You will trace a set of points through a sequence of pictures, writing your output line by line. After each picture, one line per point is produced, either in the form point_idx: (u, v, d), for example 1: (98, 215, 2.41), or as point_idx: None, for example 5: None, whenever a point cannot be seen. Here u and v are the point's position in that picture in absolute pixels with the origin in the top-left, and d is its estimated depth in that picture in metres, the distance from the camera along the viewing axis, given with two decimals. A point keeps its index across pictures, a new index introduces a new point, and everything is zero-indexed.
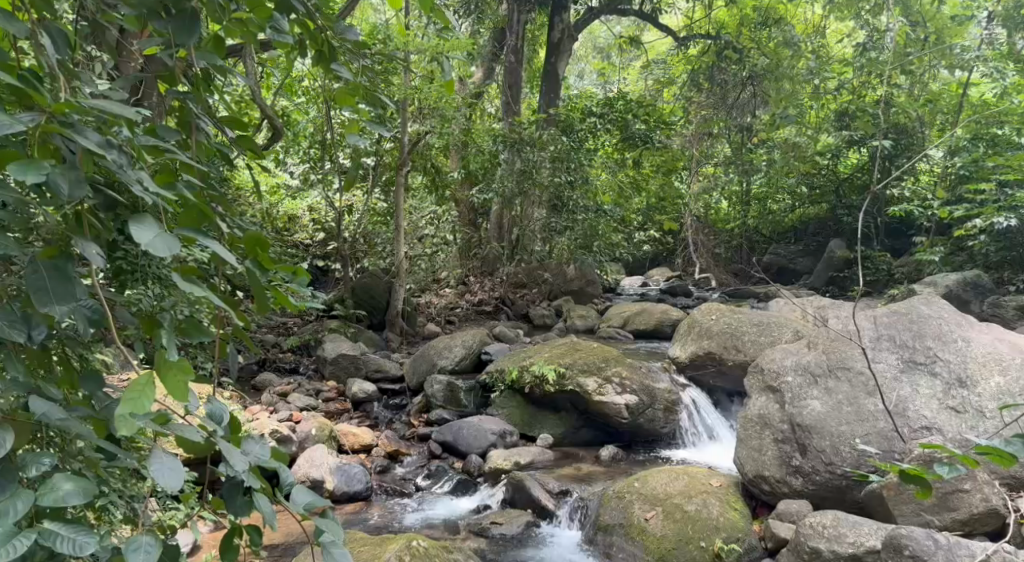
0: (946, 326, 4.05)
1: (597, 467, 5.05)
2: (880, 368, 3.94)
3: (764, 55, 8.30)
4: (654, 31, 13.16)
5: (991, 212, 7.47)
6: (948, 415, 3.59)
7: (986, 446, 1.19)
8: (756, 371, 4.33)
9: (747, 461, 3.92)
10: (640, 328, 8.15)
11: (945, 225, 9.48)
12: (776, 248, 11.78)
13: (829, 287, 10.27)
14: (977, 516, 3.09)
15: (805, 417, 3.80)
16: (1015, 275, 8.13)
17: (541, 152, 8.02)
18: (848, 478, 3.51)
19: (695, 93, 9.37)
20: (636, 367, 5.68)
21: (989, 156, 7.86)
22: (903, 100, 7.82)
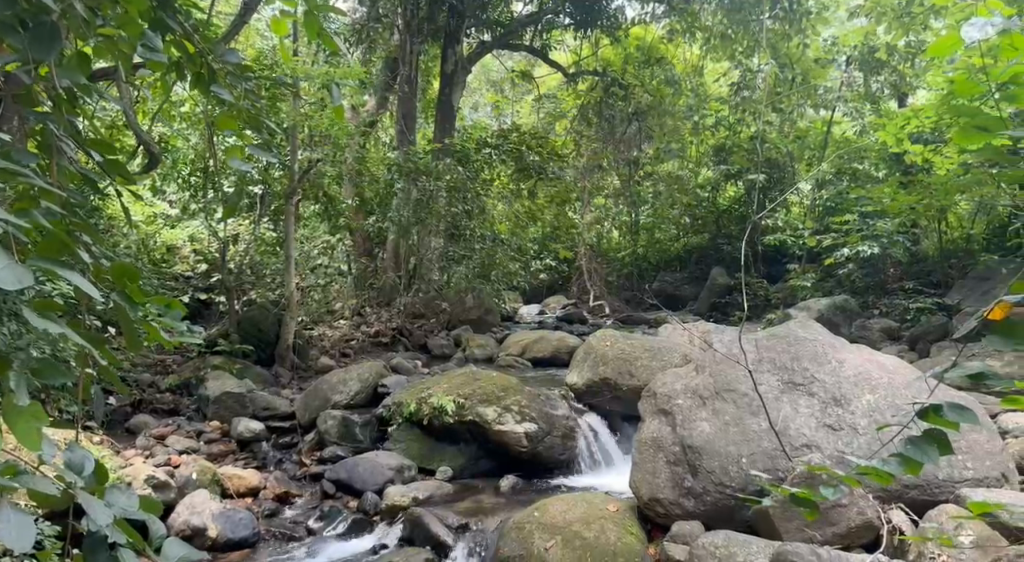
0: (822, 348, 4.27)
1: (498, 498, 5.01)
2: (763, 389, 4.08)
3: (648, 94, 9.07)
4: (545, 67, 13.44)
5: (857, 241, 7.99)
6: (826, 432, 3.75)
7: (859, 465, 1.27)
8: (649, 397, 4.44)
9: (642, 485, 3.96)
10: (537, 355, 8.21)
11: (815, 253, 10.08)
12: (664, 276, 12.14)
13: (713, 313, 10.61)
14: (854, 530, 3.24)
15: (696, 439, 3.89)
16: (880, 299, 8.51)
17: (437, 182, 8.04)
18: (736, 497, 3.61)
19: (585, 127, 9.49)
20: (534, 396, 5.71)
21: (851, 190, 8.50)
22: (775, 136, 8.60)
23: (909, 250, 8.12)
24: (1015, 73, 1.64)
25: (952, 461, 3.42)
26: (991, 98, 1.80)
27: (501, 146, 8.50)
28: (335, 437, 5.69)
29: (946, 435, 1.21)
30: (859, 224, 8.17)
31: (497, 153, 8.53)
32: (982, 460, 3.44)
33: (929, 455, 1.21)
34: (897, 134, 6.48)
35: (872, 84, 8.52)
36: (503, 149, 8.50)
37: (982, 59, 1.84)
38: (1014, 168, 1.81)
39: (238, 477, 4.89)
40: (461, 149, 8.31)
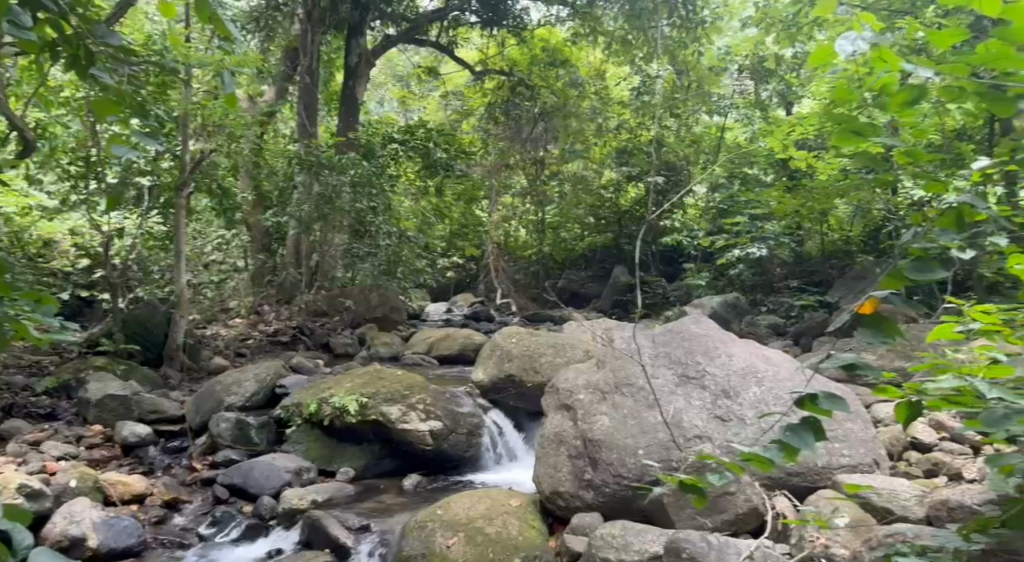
0: (713, 342, 4.45)
1: (400, 499, 4.96)
2: (659, 382, 4.21)
3: (552, 94, 9.30)
4: (451, 64, 13.30)
5: (746, 242, 8.36)
6: (716, 424, 3.88)
7: (746, 453, 1.49)
8: (551, 393, 4.50)
9: (545, 479, 4.01)
10: (441, 354, 8.15)
11: (710, 253, 10.43)
12: (569, 274, 11.61)
13: (614, 310, 10.54)
14: (741, 516, 3.37)
15: (596, 433, 3.96)
16: (767, 297, 8.90)
17: (340, 176, 7.83)
18: (632, 488, 3.69)
19: (492, 126, 9.74)
20: (439, 394, 5.71)
21: (741, 193, 8.88)
22: (672, 140, 8.87)
23: (794, 250, 8.53)
24: (884, 85, 1.79)
25: (830, 449, 3.62)
26: (864, 106, 1.94)
27: (407, 142, 8.51)
28: (229, 440, 5.48)
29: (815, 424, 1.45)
30: (749, 226, 8.55)
31: (404, 149, 8.53)
32: (856, 447, 3.66)
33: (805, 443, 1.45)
34: (783, 139, 6.80)
35: (762, 92, 8.85)
36: (410, 146, 8.52)
37: (846, 80, 1.99)
38: (881, 174, 1.95)
39: (123, 483, 4.65)
40: (366, 145, 8.26)
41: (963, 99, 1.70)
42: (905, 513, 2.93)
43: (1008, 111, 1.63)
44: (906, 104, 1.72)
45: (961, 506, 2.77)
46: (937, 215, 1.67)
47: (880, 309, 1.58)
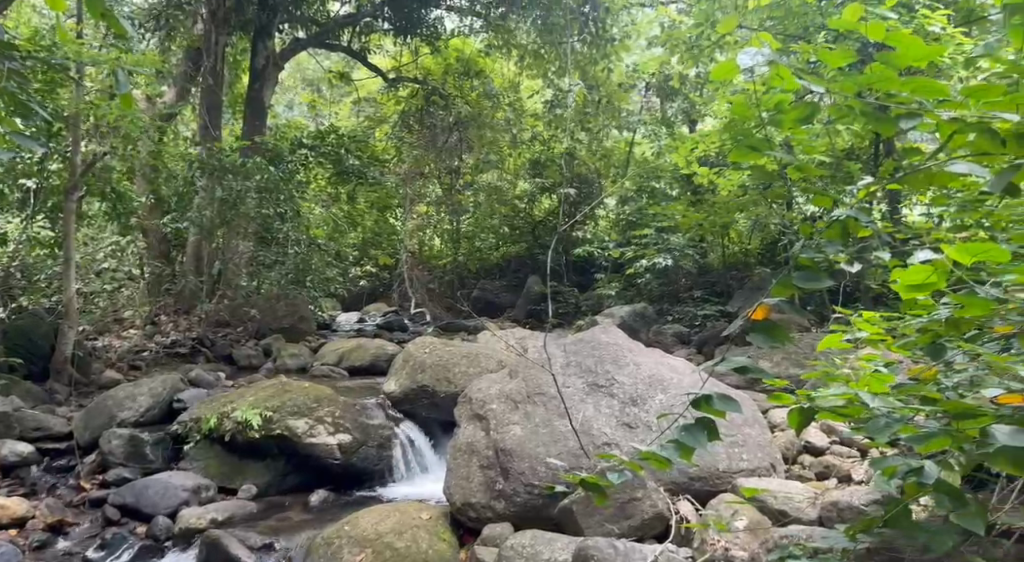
0: (621, 351, 4.55)
1: (305, 515, 4.84)
2: (569, 391, 4.26)
3: (466, 105, 9.11)
4: (364, 70, 13.08)
5: (653, 254, 8.58)
6: (625, 431, 3.95)
7: (648, 452, 1.77)
8: (464, 403, 4.49)
9: (455, 491, 3.97)
10: (351, 365, 7.99)
11: (620, 264, 10.64)
12: (483, 283, 11.63)
13: (529, 319, 10.60)
14: (647, 521, 3.44)
15: (508, 442, 3.97)
16: (673, 306, 9.13)
17: (245, 181, 7.61)
18: (543, 496, 3.71)
19: (405, 133, 9.24)
20: (349, 406, 5.62)
21: (650, 206, 9.11)
22: (584, 153, 9.03)
23: (699, 262, 8.80)
24: (780, 101, 1.86)
25: (729, 453, 3.75)
26: (760, 124, 2.02)
27: (318, 148, 8.43)
28: (120, 458, 5.20)
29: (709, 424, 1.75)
30: (656, 238, 8.82)
31: (314, 155, 8.42)
32: (754, 451, 3.80)
33: (698, 440, 1.74)
34: (687, 156, 7.02)
35: (668, 109, 9.24)
36: (321, 151, 8.44)
37: (746, 96, 2.06)
38: (775, 187, 2.04)
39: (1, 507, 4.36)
40: (274, 149, 8.03)
41: (849, 118, 1.80)
42: (798, 514, 3.07)
43: (890, 130, 1.73)
44: (799, 121, 1.80)
45: (849, 506, 2.92)
46: (825, 227, 1.77)
47: (772, 315, 1.72)
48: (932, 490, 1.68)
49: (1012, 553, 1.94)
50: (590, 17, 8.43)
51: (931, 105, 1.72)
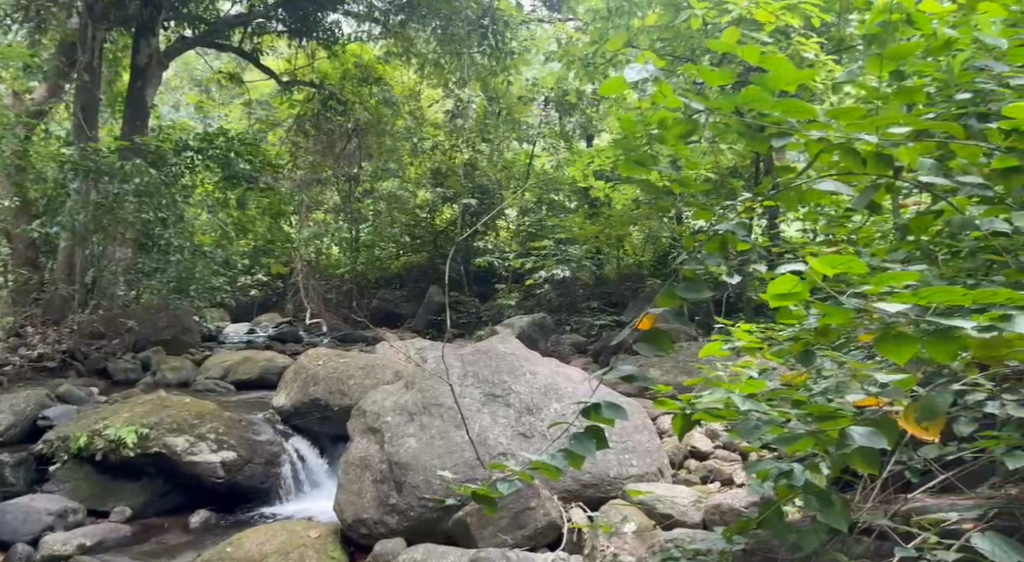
0: (518, 361, 4.58)
1: (185, 537, 4.63)
2: (466, 402, 4.25)
3: (366, 110, 9.25)
4: (257, 72, 12.65)
5: (551, 265, 8.69)
6: (519, 440, 3.97)
7: (540, 462, 1.78)
8: (357, 416, 4.41)
9: (347, 507, 3.90)
10: (240, 379, 7.70)
11: (520, 274, 10.73)
12: (383, 293, 11.48)
13: (429, 330, 10.53)
14: (539, 530, 3.45)
15: (402, 455, 3.91)
16: (571, 317, 9.28)
17: (122, 184, 7.17)
18: (437, 509, 3.66)
19: (300, 138, 9.35)
20: (234, 421, 5.40)
21: (548, 217, 9.22)
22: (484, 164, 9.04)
23: (595, 273, 8.98)
24: (663, 117, 1.93)
25: (620, 460, 3.83)
26: (648, 139, 2.09)
27: (205, 150, 8.01)
28: None
29: (601, 432, 1.78)
30: (554, 249, 8.92)
31: (201, 158, 8.03)
32: (643, 457, 3.90)
33: (589, 449, 1.77)
34: (584, 170, 7.16)
35: (566, 123, 8.96)
36: (209, 154, 8.01)
37: (634, 113, 2.12)
38: (660, 200, 2.11)
39: None
40: (156, 151, 7.73)
41: (727, 135, 1.89)
42: (682, 517, 3.15)
43: (765, 147, 1.86)
44: (682, 137, 1.87)
45: (732, 509, 3.01)
46: (706, 240, 1.85)
47: (657, 324, 1.77)
48: (801, 492, 1.78)
49: (873, 550, 2.07)
50: (488, 29, 8.60)
51: (801, 126, 1.83)
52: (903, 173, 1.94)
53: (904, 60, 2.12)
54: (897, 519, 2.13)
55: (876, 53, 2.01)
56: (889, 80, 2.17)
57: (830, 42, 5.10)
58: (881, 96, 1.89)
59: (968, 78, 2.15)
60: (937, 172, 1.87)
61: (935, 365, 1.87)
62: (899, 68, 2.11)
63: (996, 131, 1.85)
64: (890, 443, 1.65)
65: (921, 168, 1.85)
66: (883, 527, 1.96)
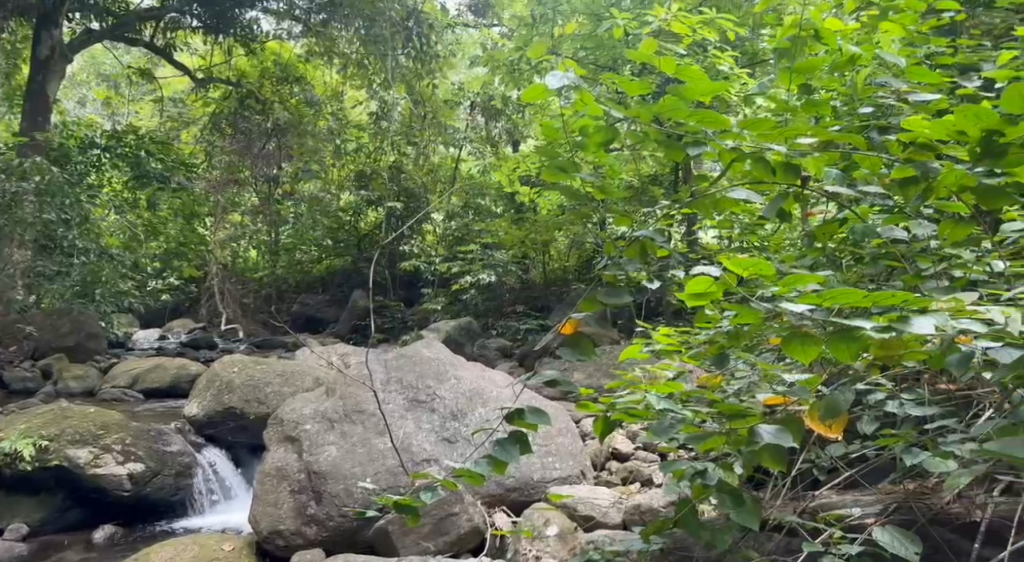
0: (443, 366, 4.54)
1: (89, 554, 4.42)
2: (388, 408, 4.19)
3: (287, 110, 8.59)
4: (170, 69, 12.25)
5: (477, 269, 8.66)
6: (444, 446, 3.94)
7: (463, 469, 1.76)
8: (274, 424, 4.28)
9: (262, 518, 3.74)
10: (152, 386, 7.40)
11: (446, 279, 10.70)
12: (304, 297, 11.44)
13: (352, 335, 10.36)
14: (462, 536, 3.44)
15: (321, 464, 3.83)
16: (497, 322, 9.32)
17: (21, 182, 6.61)
18: (357, 518, 3.60)
19: (216, 137, 8.82)
20: (142, 431, 5.21)
21: (475, 222, 9.20)
22: (410, 167, 8.94)
23: (521, 277, 9.00)
24: (584, 124, 1.94)
25: (543, 463, 3.85)
26: (569, 145, 2.10)
27: (113, 148, 7.74)
28: None
29: (525, 435, 1.78)
30: (481, 253, 8.89)
31: (110, 156, 7.73)
32: (566, 460, 3.93)
33: (512, 453, 1.77)
34: (510, 174, 7.18)
35: (493, 128, 9.13)
36: (118, 153, 7.76)
37: (556, 120, 2.13)
38: (581, 207, 2.13)
39: None
40: (59, 149, 7.28)
41: (646, 143, 1.91)
42: (603, 518, 3.21)
43: (681, 156, 1.89)
44: (602, 144, 1.89)
45: (650, 509, 3.06)
46: (625, 246, 1.87)
47: (580, 328, 1.79)
48: (714, 491, 1.82)
49: (782, 546, 2.14)
50: (414, 31, 8.01)
51: (716, 135, 1.87)
52: (812, 182, 2.02)
53: (811, 75, 2.20)
54: (805, 516, 2.21)
55: (785, 67, 2.09)
56: (798, 92, 2.26)
57: (743, 56, 5.28)
58: (792, 109, 1.96)
59: (871, 92, 2.26)
60: (841, 182, 1.96)
61: (840, 367, 1.95)
62: (807, 81, 2.19)
63: (894, 143, 1.95)
64: (797, 441, 1.72)
65: (829, 178, 1.92)
66: (792, 523, 2.03)
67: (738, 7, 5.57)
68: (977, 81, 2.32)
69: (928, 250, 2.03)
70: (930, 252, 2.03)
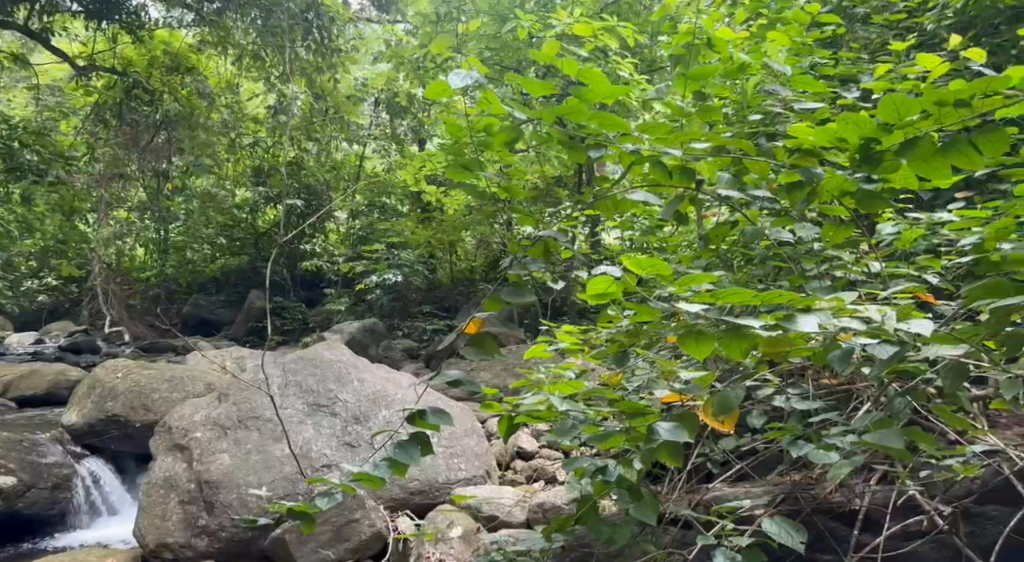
0: (345, 368, 4.44)
1: None
2: (286, 413, 4.07)
3: (177, 101, 7.04)
4: (47, 56, 11.45)
5: (383, 269, 8.51)
6: (345, 451, 3.86)
7: (362, 473, 1.72)
8: (162, 432, 4.08)
9: (148, 532, 3.60)
10: (25, 394, 6.92)
11: (349, 279, 10.48)
12: (197, 298, 10.91)
13: (249, 337, 10.00)
14: (364, 541, 3.37)
15: (213, 473, 3.68)
16: (403, 322, 9.20)
17: None
18: (252, 528, 3.49)
19: (100, 129, 7.26)
20: (13, 443, 4.88)
21: (379, 220, 9.04)
22: (312, 164, 8.67)
23: (427, 277, 8.88)
24: (488, 123, 1.92)
25: (448, 465, 3.83)
26: (472, 145, 2.07)
27: None
28: None
29: (426, 436, 1.76)
30: (386, 253, 8.74)
31: None
32: (471, 461, 3.91)
33: (413, 456, 1.74)
34: (415, 174, 7.04)
35: (398, 127, 8.71)
36: None
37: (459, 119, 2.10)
38: (485, 207, 2.11)
39: None
40: None
41: (548, 144, 1.91)
42: (508, 518, 3.21)
43: (583, 158, 1.90)
44: (506, 144, 1.87)
45: (554, 506, 3.08)
46: (530, 246, 1.87)
47: (484, 328, 1.79)
48: (613, 487, 1.86)
49: (678, 538, 2.22)
50: (313, 24, 6.74)
51: (616, 138, 1.90)
52: (706, 187, 2.08)
53: (706, 83, 2.27)
54: (699, 508, 2.29)
55: (681, 74, 2.15)
56: (692, 99, 2.32)
57: (643, 62, 5.42)
58: (688, 114, 2.01)
59: (760, 100, 2.35)
60: (733, 186, 2.02)
61: (731, 364, 2.02)
62: (702, 87, 2.26)
63: (782, 149, 2.03)
64: (692, 437, 1.76)
65: (722, 183, 1.99)
66: (686, 516, 2.10)
67: (638, 14, 5.68)
68: (857, 92, 2.44)
69: (812, 252, 2.13)
70: (814, 253, 2.14)
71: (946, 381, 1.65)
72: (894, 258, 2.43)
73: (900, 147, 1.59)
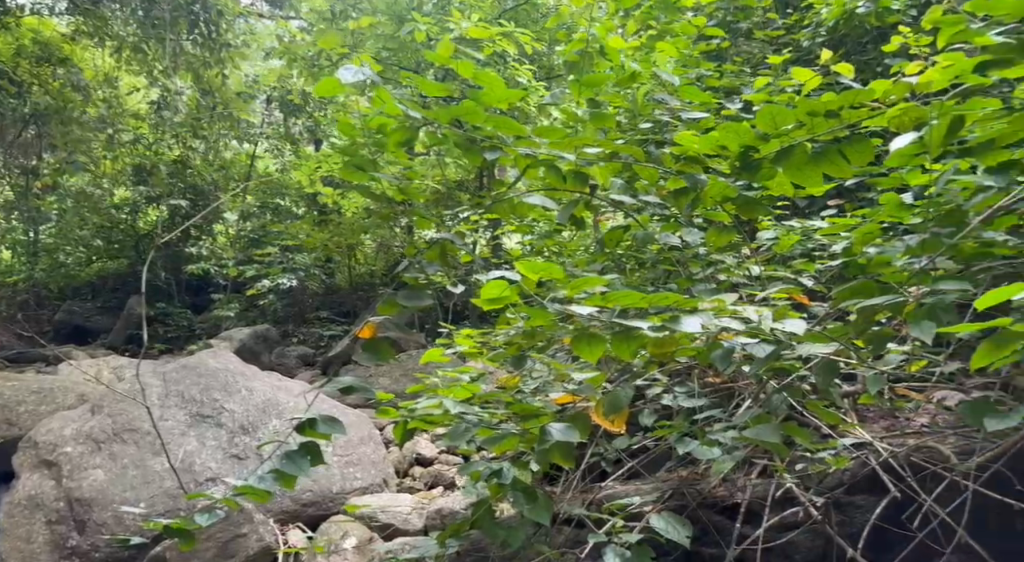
0: (232, 376, 4.27)
1: None
2: (167, 425, 3.87)
3: (47, 94, 6.30)
4: None
5: (276, 273, 8.41)
6: (232, 463, 3.71)
7: (247, 485, 1.65)
8: (28, 448, 3.80)
9: (10, 555, 3.34)
10: None
11: (239, 283, 10.08)
12: (69, 304, 10.19)
13: (129, 345, 9.44)
14: (252, 557, 3.21)
15: (85, 490, 3.46)
16: (298, 328, 8.91)
17: None
18: (129, 547, 3.29)
19: None
20: None
21: (272, 223, 8.77)
22: (200, 163, 8.29)
23: (324, 282, 8.64)
24: (381, 123, 1.89)
25: (343, 474, 3.74)
26: (366, 144, 2.03)
27: None
28: None
29: (316, 445, 1.70)
30: (279, 257, 8.59)
31: None
32: (367, 469, 3.84)
33: (300, 468, 1.68)
34: (310, 175, 6.81)
35: (292, 125, 8.51)
36: None
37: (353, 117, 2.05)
38: (379, 209, 2.07)
39: None
40: None
41: (443, 144, 1.90)
42: (404, 525, 3.17)
43: (477, 159, 1.90)
44: (400, 143, 1.84)
45: (452, 512, 3.05)
46: (426, 248, 1.85)
47: (378, 333, 1.75)
48: (508, 489, 1.86)
49: (572, 537, 2.25)
50: (200, 18, 6.23)
51: (510, 142, 1.90)
52: (597, 192, 2.12)
53: (598, 89, 2.32)
54: (593, 507, 2.32)
55: (574, 79, 2.18)
56: (585, 105, 2.36)
57: (538, 69, 5.48)
58: (581, 118, 2.05)
59: (649, 109, 2.42)
60: (623, 191, 2.07)
61: (623, 364, 2.07)
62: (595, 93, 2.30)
63: (668, 157, 2.09)
64: (585, 436, 1.78)
65: (612, 188, 2.03)
66: (580, 515, 2.13)
67: (535, 21, 5.75)
68: (739, 102, 2.55)
69: (698, 256, 2.21)
70: (699, 257, 2.22)
71: (819, 379, 1.74)
72: (773, 262, 2.55)
73: (777, 155, 1.66)
